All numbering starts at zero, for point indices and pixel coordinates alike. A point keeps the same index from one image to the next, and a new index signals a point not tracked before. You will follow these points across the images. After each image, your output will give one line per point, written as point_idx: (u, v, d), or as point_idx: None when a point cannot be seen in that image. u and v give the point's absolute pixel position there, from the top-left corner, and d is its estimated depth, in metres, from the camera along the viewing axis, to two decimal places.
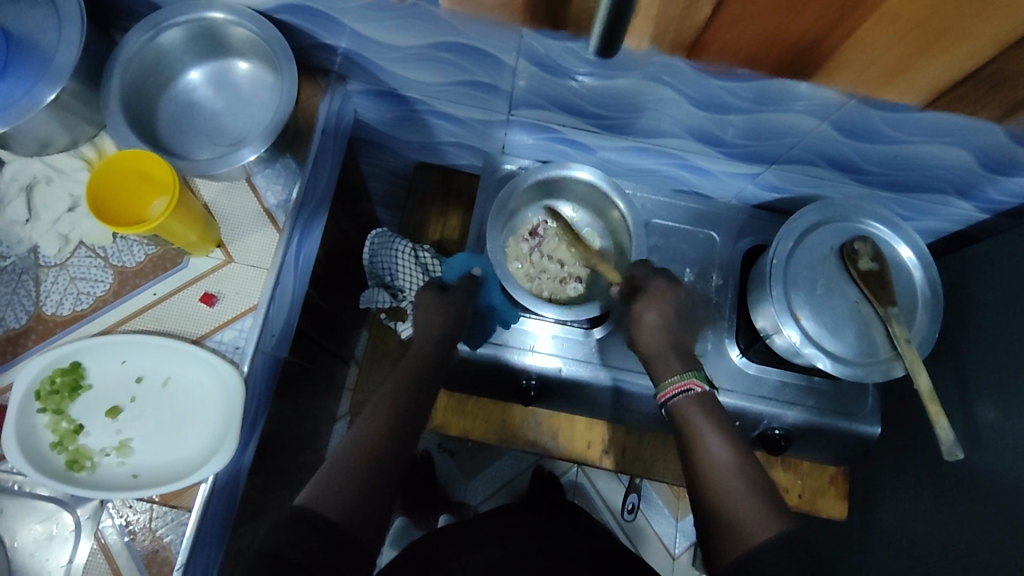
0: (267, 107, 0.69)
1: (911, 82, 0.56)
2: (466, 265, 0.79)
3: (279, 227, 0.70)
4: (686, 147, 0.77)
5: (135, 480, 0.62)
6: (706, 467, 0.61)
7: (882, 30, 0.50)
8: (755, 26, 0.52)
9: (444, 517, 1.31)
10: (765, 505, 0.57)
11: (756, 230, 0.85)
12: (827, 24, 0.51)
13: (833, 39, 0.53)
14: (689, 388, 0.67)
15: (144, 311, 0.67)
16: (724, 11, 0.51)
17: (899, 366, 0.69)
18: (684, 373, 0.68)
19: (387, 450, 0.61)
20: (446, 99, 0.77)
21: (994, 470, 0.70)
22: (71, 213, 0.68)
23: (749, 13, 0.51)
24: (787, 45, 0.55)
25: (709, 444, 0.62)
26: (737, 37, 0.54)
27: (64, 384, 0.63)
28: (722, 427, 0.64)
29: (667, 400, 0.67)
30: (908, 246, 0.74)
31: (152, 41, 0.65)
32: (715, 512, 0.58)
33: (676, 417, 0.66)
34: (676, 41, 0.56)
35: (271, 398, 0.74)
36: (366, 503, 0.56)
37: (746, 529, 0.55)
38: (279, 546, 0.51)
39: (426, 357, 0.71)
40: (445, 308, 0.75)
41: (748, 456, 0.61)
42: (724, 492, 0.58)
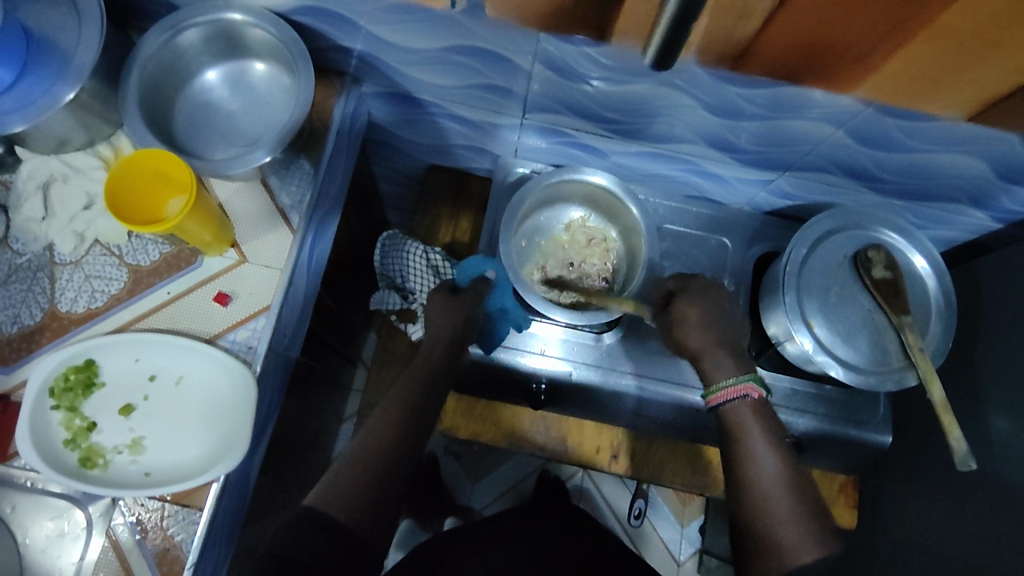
0: (283, 109, 0.69)
1: (959, 93, 0.56)
2: (479, 268, 0.78)
3: (292, 228, 0.70)
4: (700, 153, 0.77)
5: (147, 478, 0.63)
6: (752, 477, 0.59)
7: (932, 43, 0.50)
8: (806, 33, 0.52)
9: (451, 520, 1.32)
10: (808, 525, 0.56)
11: (768, 237, 0.85)
12: (876, 33, 0.51)
13: (881, 51, 0.53)
14: (748, 394, 0.63)
15: (158, 309, 0.67)
16: (775, 19, 0.51)
17: (912, 376, 0.69)
18: (739, 377, 0.64)
19: (398, 452, 0.60)
20: (460, 102, 0.77)
21: (1007, 482, 0.70)
22: (87, 211, 0.68)
23: (799, 21, 0.51)
24: (829, 54, 0.55)
25: (759, 456, 0.60)
26: (784, 48, 0.55)
27: (78, 382, 0.63)
28: (774, 437, 0.61)
29: (717, 403, 0.64)
30: (922, 255, 0.74)
31: (170, 41, 0.65)
32: (755, 525, 0.57)
33: (725, 417, 0.63)
34: (722, 51, 0.56)
35: (282, 398, 0.74)
36: (373, 507, 0.56)
37: (786, 550, 0.55)
38: (283, 548, 0.51)
39: (434, 359, 0.70)
40: (457, 313, 0.73)
41: (797, 469, 0.59)
42: (767, 506, 0.57)
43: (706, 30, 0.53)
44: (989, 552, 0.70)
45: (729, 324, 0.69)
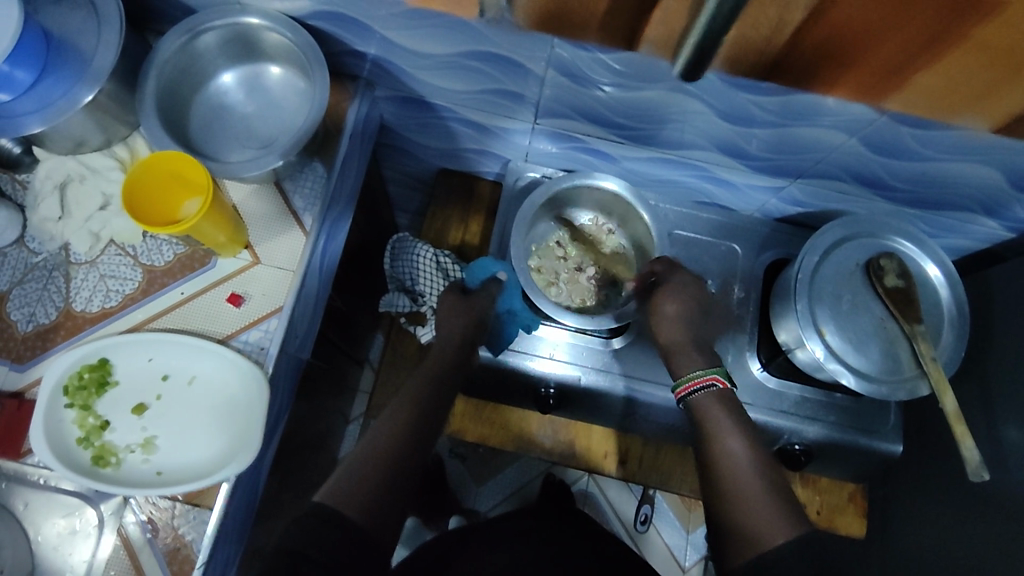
0: (297, 112, 0.70)
1: (986, 110, 0.56)
2: (489, 270, 0.78)
3: (305, 230, 0.71)
4: (711, 160, 0.77)
5: (159, 477, 0.63)
6: (724, 468, 0.60)
7: (966, 58, 0.50)
8: (835, 49, 0.53)
9: (455, 519, 1.32)
10: (779, 507, 0.55)
11: (779, 244, 0.85)
12: (910, 49, 0.51)
13: (912, 66, 0.53)
14: (711, 384, 0.65)
15: (171, 310, 0.67)
16: (808, 31, 0.51)
17: (925, 385, 0.69)
18: (706, 369, 0.67)
19: (407, 453, 0.61)
20: (472, 107, 0.78)
21: (1019, 493, 0.69)
22: (102, 211, 0.69)
23: (833, 33, 0.51)
24: (860, 66, 0.54)
25: (727, 444, 0.61)
26: (815, 59, 0.54)
27: (92, 380, 0.64)
28: (741, 425, 0.63)
29: (686, 395, 0.66)
30: (935, 264, 0.73)
31: (187, 44, 0.66)
32: (726, 510, 0.57)
33: (694, 412, 0.65)
34: (754, 62, 0.56)
35: (293, 399, 0.75)
36: (383, 504, 0.56)
37: (756, 529, 0.54)
38: (297, 543, 0.51)
39: (446, 360, 0.72)
40: (466, 313, 0.76)
41: (768, 459, 0.60)
42: (739, 490, 0.58)
43: (738, 40, 0.53)
44: (1000, 564, 0.69)
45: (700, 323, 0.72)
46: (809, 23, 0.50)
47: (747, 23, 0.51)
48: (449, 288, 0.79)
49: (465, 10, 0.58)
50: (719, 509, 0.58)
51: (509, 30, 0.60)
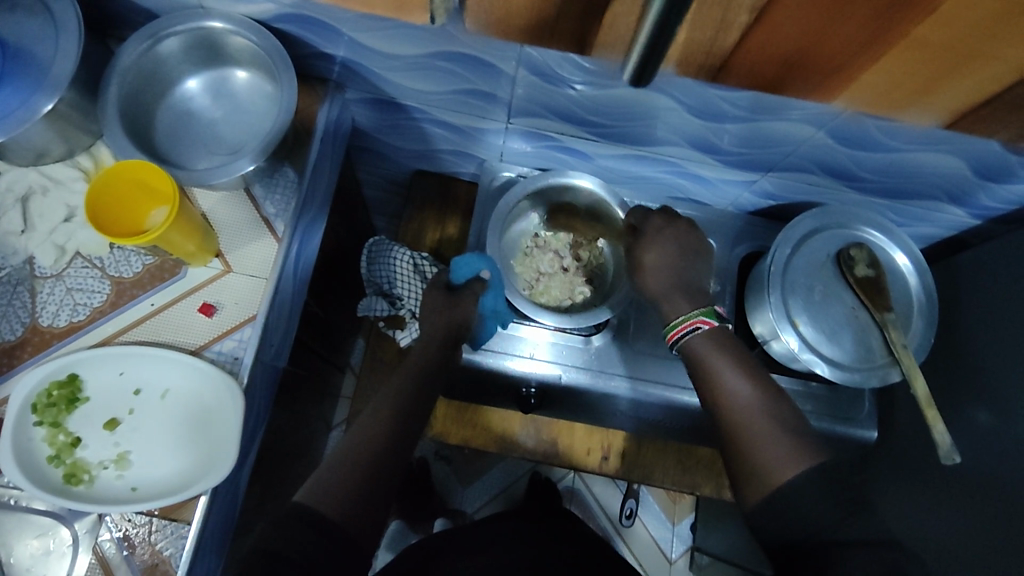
0: (265, 116, 0.69)
1: (934, 102, 0.58)
2: (474, 268, 0.75)
3: (277, 236, 0.70)
4: (683, 155, 0.78)
5: (134, 493, 0.62)
6: (728, 404, 0.61)
7: (907, 56, 0.52)
8: (783, 49, 0.54)
9: (440, 521, 1.31)
10: (792, 437, 0.57)
11: (753, 237, 0.86)
12: (854, 49, 0.52)
13: (858, 64, 0.54)
14: (700, 325, 0.66)
15: (142, 321, 0.66)
16: (754, 34, 0.52)
17: (896, 372, 0.70)
18: (692, 312, 0.67)
19: (389, 453, 0.60)
20: (445, 107, 0.77)
21: (989, 474, 0.71)
22: (67, 223, 0.67)
23: (779, 35, 0.52)
24: (809, 65, 0.56)
25: (727, 381, 0.62)
26: (763, 59, 0.55)
27: (61, 397, 0.62)
28: (737, 361, 0.63)
29: (678, 339, 0.67)
30: (904, 253, 0.75)
31: (150, 50, 0.64)
32: (738, 449, 0.58)
33: (688, 354, 0.66)
34: (705, 62, 0.57)
35: (270, 408, 0.74)
36: (364, 505, 0.56)
37: (768, 465, 0.56)
38: (276, 544, 0.50)
39: (428, 359, 0.70)
40: (449, 313, 0.73)
41: (769, 390, 0.61)
42: (747, 428, 0.59)
43: (686, 43, 0.54)
44: (976, 544, 0.71)
45: (688, 264, 0.71)
46: (752, 26, 0.51)
47: (692, 26, 0.52)
48: (432, 283, 0.77)
49: (426, 14, 0.58)
50: (731, 448, 0.59)
51: (468, 31, 0.60)
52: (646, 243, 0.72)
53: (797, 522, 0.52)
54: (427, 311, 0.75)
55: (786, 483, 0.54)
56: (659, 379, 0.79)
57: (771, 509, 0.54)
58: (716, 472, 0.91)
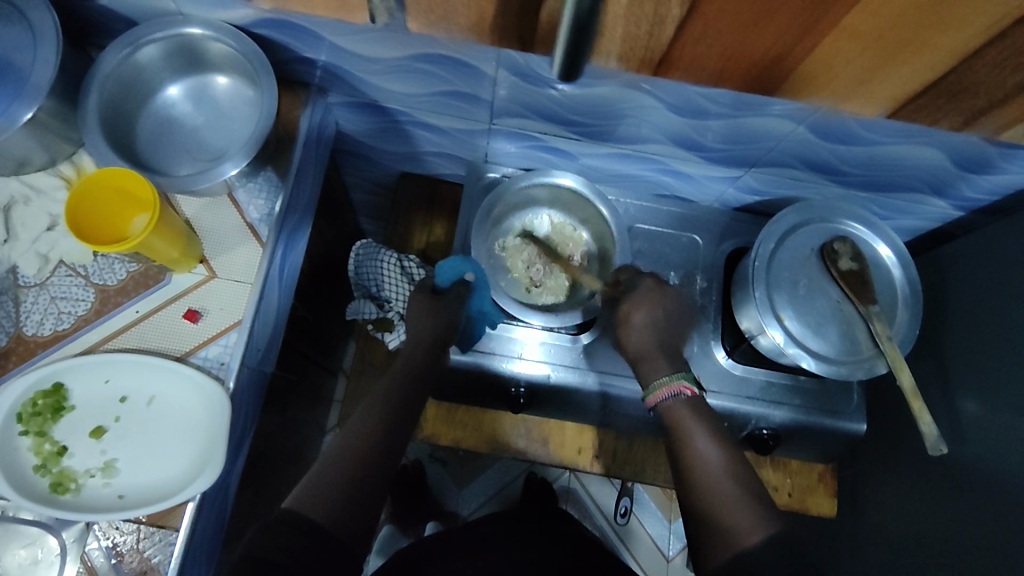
0: (247, 121, 0.69)
1: (875, 92, 0.58)
2: (458, 270, 0.76)
3: (261, 241, 0.70)
4: (667, 153, 0.78)
5: (121, 501, 0.62)
6: (696, 469, 0.59)
7: (843, 44, 0.52)
8: (722, 43, 0.54)
9: (432, 523, 1.30)
10: (756, 505, 0.55)
11: (739, 233, 0.86)
12: (791, 39, 0.52)
13: (795, 53, 0.54)
14: (680, 391, 0.65)
15: (126, 329, 0.66)
16: (688, 28, 0.52)
17: (882, 364, 0.71)
18: (673, 375, 0.67)
19: (376, 455, 0.60)
20: (428, 109, 0.77)
21: (976, 464, 0.72)
22: (50, 232, 0.67)
23: (712, 29, 0.52)
24: (750, 58, 0.56)
25: (700, 447, 0.60)
26: (701, 52, 0.55)
27: (47, 406, 0.62)
28: (714, 430, 0.62)
29: (658, 403, 0.66)
30: (887, 245, 0.75)
31: (129, 57, 0.64)
32: (701, 509, 0.57)
33: (666, 417, 0.65)
34: (645, 57, 0.57)
35: (259, 413, 0.74)
36: (353, 507, 0.56)
37: (732, 532, 0.54)
38: (266, 551, 0.50)
39: (416, 362, 0.70)
40: (436, 315, 0.74)
41: (739, 459, 0.60)
42: (710, 490, 0.57)
43: (623, 37, 0.54)
44: (967, 535, 0.71)
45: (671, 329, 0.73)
46: (686, 21, 0.51)
47: (629, 22, 0.52)
48: (419, 288, 0.78)
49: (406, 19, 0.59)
50: (693, 511, 0.58)
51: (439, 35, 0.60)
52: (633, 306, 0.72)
53: None
54: (415, 313, 0.75)
55: (748, 549, 0.52)
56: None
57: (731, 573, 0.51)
58: None
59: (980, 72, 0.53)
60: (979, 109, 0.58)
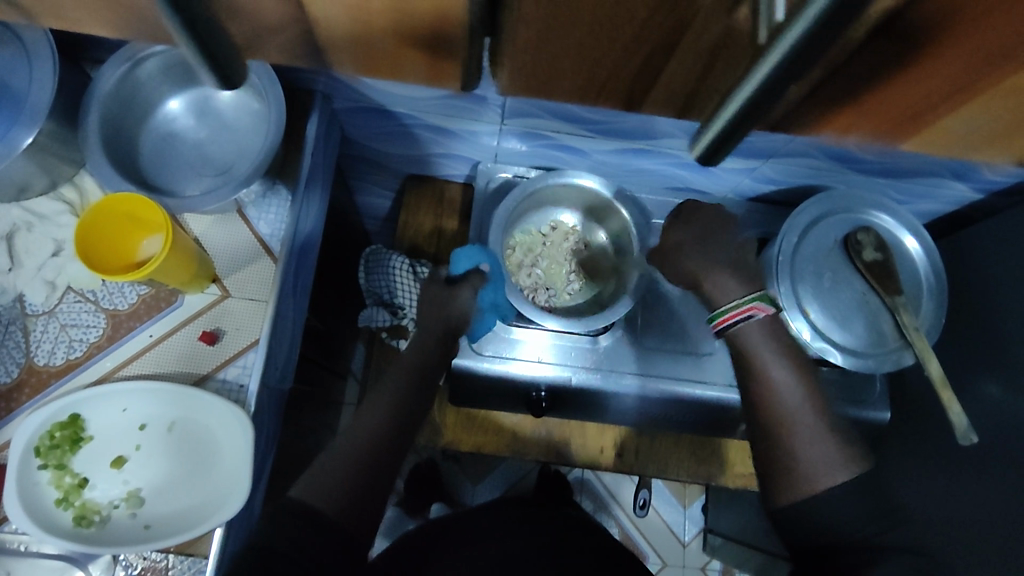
0: (254, 134, 0.66)
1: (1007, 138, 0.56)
2: (475, 259, 0.71)
3: (275, 256, 0.68)
4: (683, 147, 0.76)
5: (147, 532, 0.60)
6: (774, 398, 0.57)
7: (996, 100, 0.48)
8: (846, 102, 0.49)
9: (439, 506, 1.31)
10: (835, 442, 0.55)
11: (756, 224, 0.85)
12: (935, 100, 0.49)
13: (933, 113, 0.50)
14: (754, 313, 0.60)
15: (140, 355, 0.64)
16: (813, 91, 0.48)
17: (909, 355, 0.70)
18: (745, 298, 0.61)
19: (385, 447, 0.59)
20: (437, 111, 0.75)
21: (1002, 448, 0.71)
22: (55, 258, 0.65)
23: (846, 90, 0.48)
24: (876, 114, 0.51)
25: (775, 374, 0.58)
26: (821, 112, 0.51)
27: (64, 438, 0.61)
28: (788, 352, 0.59)
29: (726, 328, 0.61)
30: (912, 236, 0.74)
31: (129, 74, 0.62)
32: (782, 444, 0.56)
33: (735, 342, 0.61)
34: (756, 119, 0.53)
35: (279, 429, 0.73)
36: (361, 498, 0.55)
37: (812, 474, 0.54)
38: (276, 541, 0.49)
39: (426, 355, 0.67)
40: (444, 305, 0.70)
41: (815, 387, 0.58)
42: (794, 422, 0.56)
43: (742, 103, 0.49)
44: (994, 519, 0.71)
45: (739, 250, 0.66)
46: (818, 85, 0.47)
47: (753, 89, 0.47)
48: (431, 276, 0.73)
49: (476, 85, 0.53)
50: (769, 443, 0.57)
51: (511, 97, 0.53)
52: (671, 222, 0.70)
53: (834, 531, 0.51)
54: (425, 305, 0.70)
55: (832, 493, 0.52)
56: (672, 374, 0.79)
57: (812, 515, 0.52)
58: (730, 460, 0.91)
59: None
60: None
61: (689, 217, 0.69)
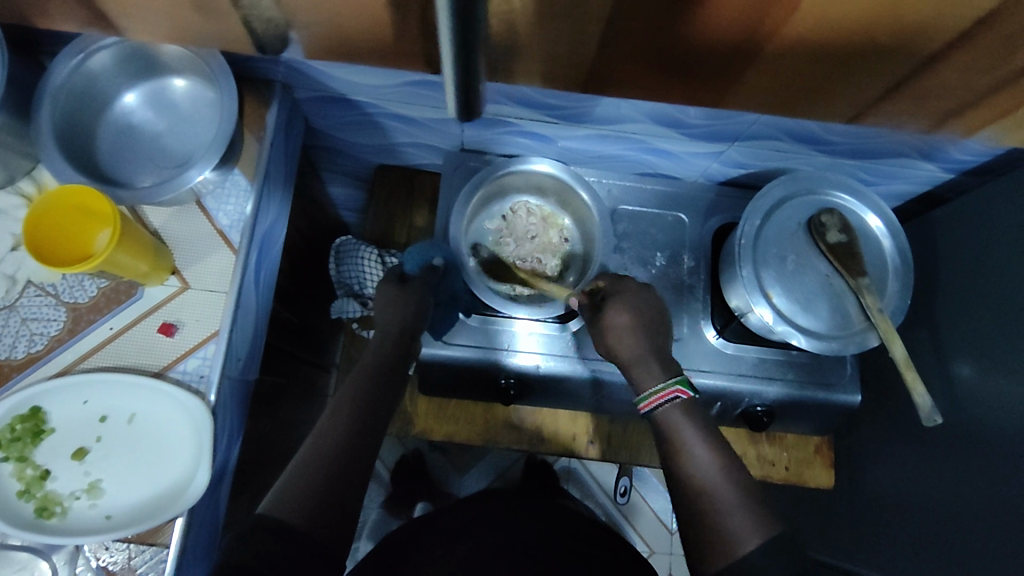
0: (210, 125, 0.66)
1: (830, 102, 0.59)
2: (425, 255, 0.74)
3: (234, 247, 0.68)
4: (647, 131, 0.76)
5: (108, 522, 0.61)
6: (694, 474, 0.58)
7: (773, 67, 0.54)
8: (650, 57, 0.54)
9: (423, 505, 1.30)
10: (750, 514, 0.54)
11: (726, 208, 0.84)
12: (721, 57, 0.53)
13: (731, 69, 0.55)
14: (676, 396, 0.62)
15: (102, 347, 0.65)
16: (610, 45, 0.53)
17: (874, 336, 0.69)
18: (669, 380, 0.63)
19: (351, 449, 0.58)
20: (398, 99, 0.74)
21: (972, 429, 0.71)
22: (15, 252, 0.65)
23: (637, 45, 0.52)
24: (685, 70, 0.56)
25: (694, 454, 0.59)
26: (629, 66, 0.55)
27: (26, 430, 0.61)
28: (706, 433, 0.61)
29: (652, 410, 0.63)
30: (876, 215, 0.74)
31: (81, 65, 0.62)
32: (701, 516, 0.55)
33: (660, 426, 0.62)
34: (567, 76, 0.58)
35: (245, 420, 0.73)
36: (326, 506, 0.53)
37: (728, 541, 0.52)
38: (244, 558, 0.47)
39: (386, 355, 0.68)
40: (405, 302, 0.70)
41: (735, 466, 0.58)
42: (710, 496, 0.56)
43: (543, 59, 0.55)
44: (965, 500, 0.71)
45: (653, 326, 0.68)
46: (603, 36, 0.51)
47: (540, 43, 0.53)
48: (384, 277, 0.73)
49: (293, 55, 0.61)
50: (691, 517, 0.56)
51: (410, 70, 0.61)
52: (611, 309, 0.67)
53: None
54: (381, 305, 0.71)
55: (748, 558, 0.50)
56: None
57: None
58: None
59: (939, 80, 0.54)
60: (953, 111, 0.59)
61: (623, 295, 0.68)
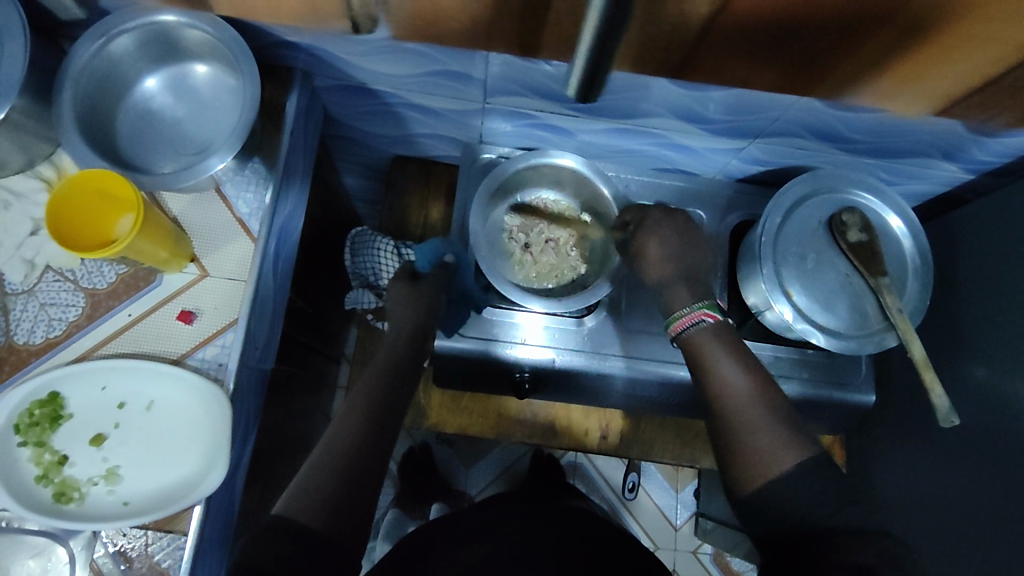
0: (231, 112, 0.66)
1: (918, 94, 0.60)
2: (438, 252, 0.74)
3: (253, 235, 0.68)
4: (668, 126, 0.75)
5: (126, 508, 0.61)
6: (722, 391, 0.58)
7: (878, 54, 0.55)
8: (750, 40, 0.55)
9: (437, 506, 1.29)
10: (783, 429, 0.54)
11: (744, 205, 0.84)
12: (823, 42, 0.54)
13: (832, 55, 0.56)
14: (703, 319, 0.62)
15: (120, 333, 0.64)
16: (717, 26, 0.53)
17: (892, 337, 0.69)
18: (696, 305, 0.63)
19: (367, 447, 0.57)
20: (419, 90, 0.74)
21: (988, 431, 0.71)
22: (34, 237, 0.65)
23: (742, 28, 0.53)
24: (784, 55, 0.57)
25: (724, 371, 0.58)
26: (728, 50, 0.56)
27: (44, 416, 0.61)
28: (736, 351, 0.60)
29: (680, 333, 0.63)
30: (898, 216, 0.73)
31: (103, 49, 0.61)
32: (733, 437, 0.56)
33: (687, 347, 0.62)
34: (664, 62, 0.59)
35: (261, 409, 0.73)
36: (342, 507, 0.52)
37: (759, 460, 0.53)
38: (259, 559, 0.47)
39: (398, 355, 0.67)
40: (418, 299, 0.71)
41: (765, 382, 0.58)
42: (739, 419, 0.56)
43: (644, 41, 0.55)
44: (979, 502, 0.71)
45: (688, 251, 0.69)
46: (713, 18, 0.52)
47: (649, 27, 0.53)
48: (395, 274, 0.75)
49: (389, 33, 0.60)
50: (722, 438, 0.57)
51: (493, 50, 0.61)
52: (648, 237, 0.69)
53: (787, 513, 0.51)
54: (393, 304, 0.72)
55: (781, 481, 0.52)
56: (634, 353, 0.78)
57: (763, 505, 0.52)
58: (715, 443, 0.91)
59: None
60: None
61: (656, 228, 0.69)
